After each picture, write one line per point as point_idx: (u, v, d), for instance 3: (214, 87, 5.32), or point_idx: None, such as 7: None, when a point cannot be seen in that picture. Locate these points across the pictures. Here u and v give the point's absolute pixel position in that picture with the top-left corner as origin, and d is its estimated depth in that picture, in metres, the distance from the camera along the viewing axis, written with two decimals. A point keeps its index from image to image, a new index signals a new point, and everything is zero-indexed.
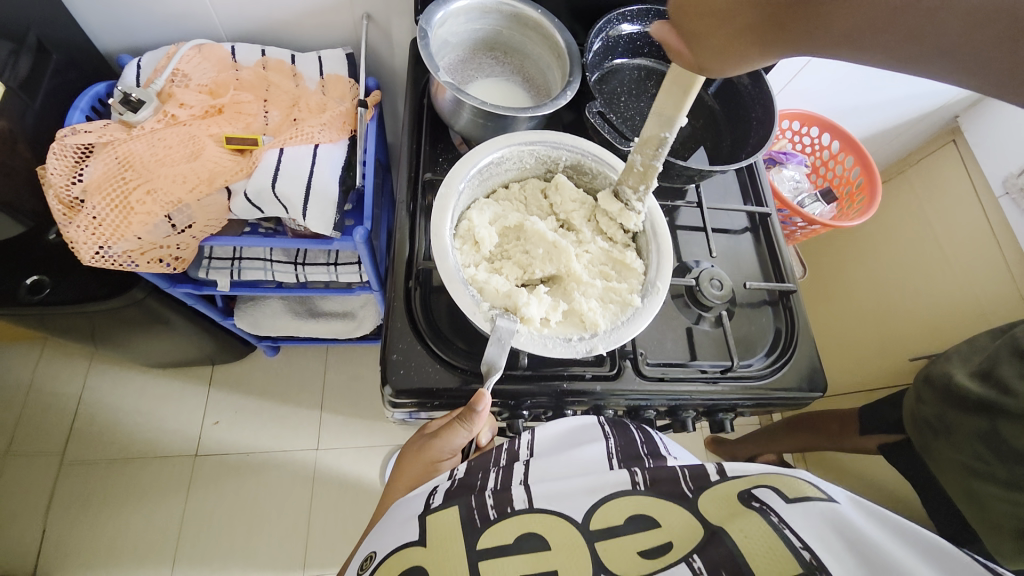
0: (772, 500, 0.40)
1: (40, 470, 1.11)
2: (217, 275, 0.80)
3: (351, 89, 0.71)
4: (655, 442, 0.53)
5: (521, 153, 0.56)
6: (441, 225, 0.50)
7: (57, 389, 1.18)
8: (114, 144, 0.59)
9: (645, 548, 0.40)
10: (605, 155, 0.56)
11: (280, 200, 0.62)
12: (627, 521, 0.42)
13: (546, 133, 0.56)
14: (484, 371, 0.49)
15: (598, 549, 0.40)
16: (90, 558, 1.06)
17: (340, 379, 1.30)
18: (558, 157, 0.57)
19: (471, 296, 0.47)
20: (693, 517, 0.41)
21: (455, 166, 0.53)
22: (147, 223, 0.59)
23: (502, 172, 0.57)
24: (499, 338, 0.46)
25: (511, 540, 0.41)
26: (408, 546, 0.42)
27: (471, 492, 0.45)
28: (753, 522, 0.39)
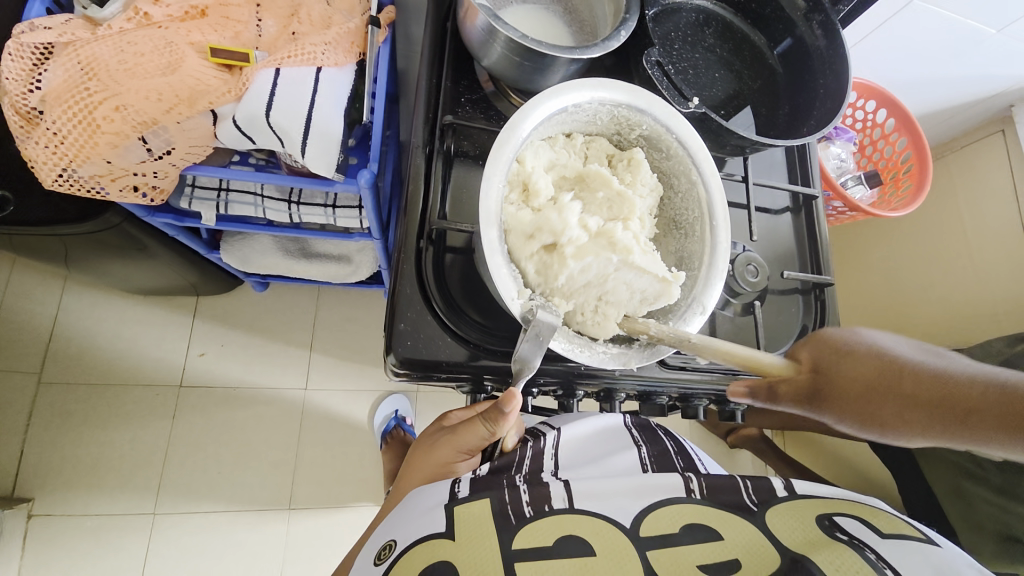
0: (862, 533, 0.38)
1: (18, 388, 1.07)
2: (201, 207, 0.71)
3: (361, 2, 0.61)
4: (688, 454, 0.57)
5: (599, 110, 0.48)
6: (494, 179, 0.42)
7: (31, 307, 1.11)
8: (75, 46, 0.50)
9: (706, 562, 0.37)
10: (689, 136, 0.49)
11: (276, 132, 0.53)
12: (683, 530, 0.39)
13: (637, 94, 0.47)
14: (514, 369, 0.44)
15: (649, 557, 0.37)
16: (73, 478, 1.05)
17: (332, 320, 1.26)
18: (638, 123, 0.49)
19: (512, 282, 0.42)
20: (762, 536, 0.38)
21: (518, 110, 0.44)
22: (116, 146, 0.50)
23: (570, 121, 0.49)
24: (537, 334, 0.40)
25: (551, 543, 0.37)
26: (434, 538, 0.37)
27: (502, 487, 0.41)
28: (845, 556, 0.36)
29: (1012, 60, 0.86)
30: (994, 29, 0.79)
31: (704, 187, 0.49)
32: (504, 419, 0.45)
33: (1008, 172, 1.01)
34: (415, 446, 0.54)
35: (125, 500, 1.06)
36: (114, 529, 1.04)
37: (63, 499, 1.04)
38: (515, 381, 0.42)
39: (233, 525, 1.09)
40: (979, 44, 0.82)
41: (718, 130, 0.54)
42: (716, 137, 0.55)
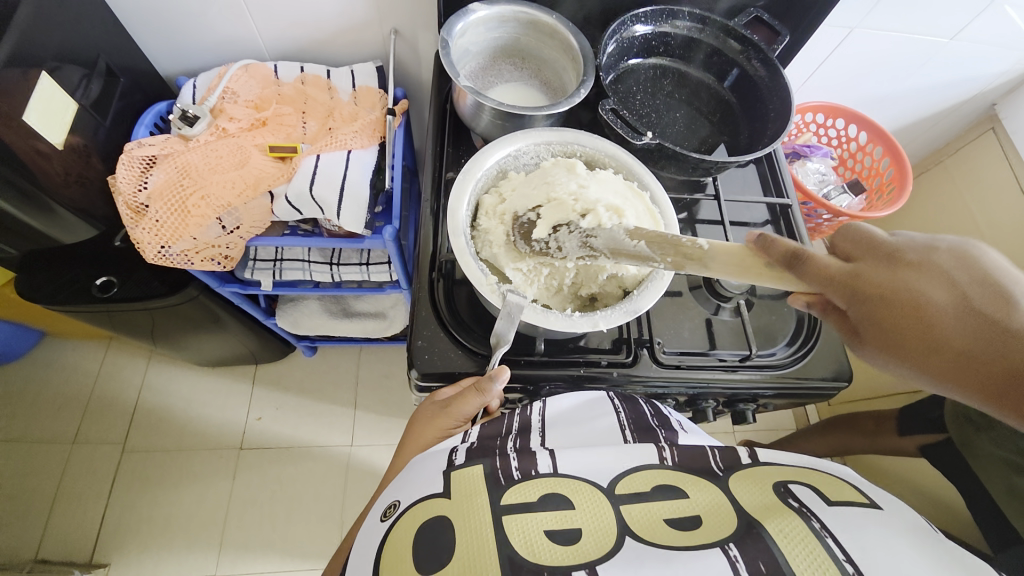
0: (812, 501, 0.39)
1: (103, 458, 1.21)
2: (260, 275, 0.86)
3: (380, 99, 0.76)
4: (666, 417, 0.54)
5: (539, 149, 0.60)
6: (457, 207, 0.54)
7: (120, 385, 1.29)
8: (173, 156, 0.66)
9: (672, 517, 0.39)
10: (620, 151, 0.59)
11: (318, 202, 0.67)
12: (655, 489, 0.42)
13: (563, 132, 0.59)
14: (493, 344, 0.53)
15: (622, 511, 0.40)
16: (146, 540, 1.14)
17: (373, 377, 1.36)
18: (574, 152, 0.60)
19: (480, 269, 0.51)
20: (722, 499, 0.40)
21: (479, 150, 0.57)
22: (201, 225, 0.65)
23: (519, 167, 0.60)
24: (509, 313, 0.49)
25: (535, 499, 0.41)
26: (432, 497, 0.42)
27: (495, 455, 0.45)
28: (792, 523, 0.37)
29: (971, 65, 0.92)
30: (946, 38, 0.84)
31: (645, 178, 0.58)
32: (493, 389, 0.53)
33: (1006, 166, 1.02)
34: (408, 421, 0.59)
35: (190, 561, 1.13)
36: None
37: (135, 561, 1.12)
38: (492, 351, 0.52)
39: None
40: (937, 53, 0.88)
41: (678, 156, 0.63)
42: (679, 163, 0.64)
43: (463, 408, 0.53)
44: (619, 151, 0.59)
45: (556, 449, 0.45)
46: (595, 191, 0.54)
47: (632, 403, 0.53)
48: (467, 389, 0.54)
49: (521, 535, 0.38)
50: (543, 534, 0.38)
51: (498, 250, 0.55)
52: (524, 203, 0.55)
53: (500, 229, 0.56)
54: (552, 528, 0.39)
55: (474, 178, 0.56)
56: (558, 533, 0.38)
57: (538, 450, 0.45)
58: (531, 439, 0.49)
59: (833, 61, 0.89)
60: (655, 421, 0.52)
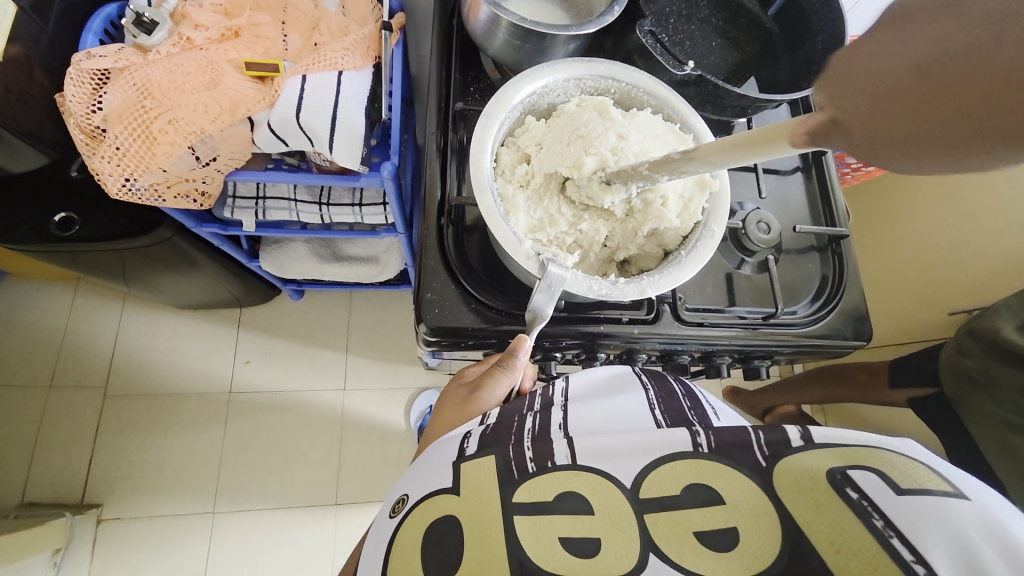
0: (875, 491, 0.33)
1: (85, 402, 1.17)
2: (241, 215, 0.78)
3: (373, 11, 0.66)
4: (699, 397, 0.51)
5: (567, 85, 0.50)
6: (481, 157, 0.45)
7: (95, 328, 1.22)
8: (131, 70, 0.56)
9: (706, 530, 0.35)
10: (658, 86, 0.50)
11: (305, 131, 0.59)
12: (685, 490, 0.37)
13: (594, 63, 0.49)
14: (529, 320, 0.47)
15: (646, 521, 0.35)
16: (138, 484, 1.13)
17: (364, 324, 1.32)
18: (605, 89, 0.51)
19: (513, 233, 0.43)
20: (764, 497, 0.35)
21: (500, 88, 0.47)
22: (170, 154, 0.56)
23: (540, 108, 0.51)
24: (549, 286, 0.43)
25: (552, 498, 0.37)
26: (441, 494, 0.39)
27: (507, 442, 0.41)
28: (849, 525, 0.33)
29: None
30: None
31: (689, 115, 0.49)
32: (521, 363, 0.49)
33: None
34: (434, 405, 0.57)
35: (186, 502, 1.13)
36: (175, 529, 1.11)
37: (128, 504, 1.11)
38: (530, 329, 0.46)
39: (282, 523, 1.14)
40: None
41: (717, 91, 0.56)
42: (717, 100, 0.57)
43: (492, 389, 0.50)
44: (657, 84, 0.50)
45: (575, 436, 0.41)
46: (636, 141, 0.46)
47: (659, 378, 0.50)
48: (494, 366, 0.51)
49: (536, 538, 0.35)
50: (556, 541, 0.35)
51: (523, 214, 0.47)
52: (558, 162, 0.47)
53: (524, 191, 0.48)
54: (570, 535, 0.36)
55: (497, 122, 0.46)
56: (573, 540, 0.35)
57: (555, 437, 0.41)
58: (554, 413, 0.44)
59: None
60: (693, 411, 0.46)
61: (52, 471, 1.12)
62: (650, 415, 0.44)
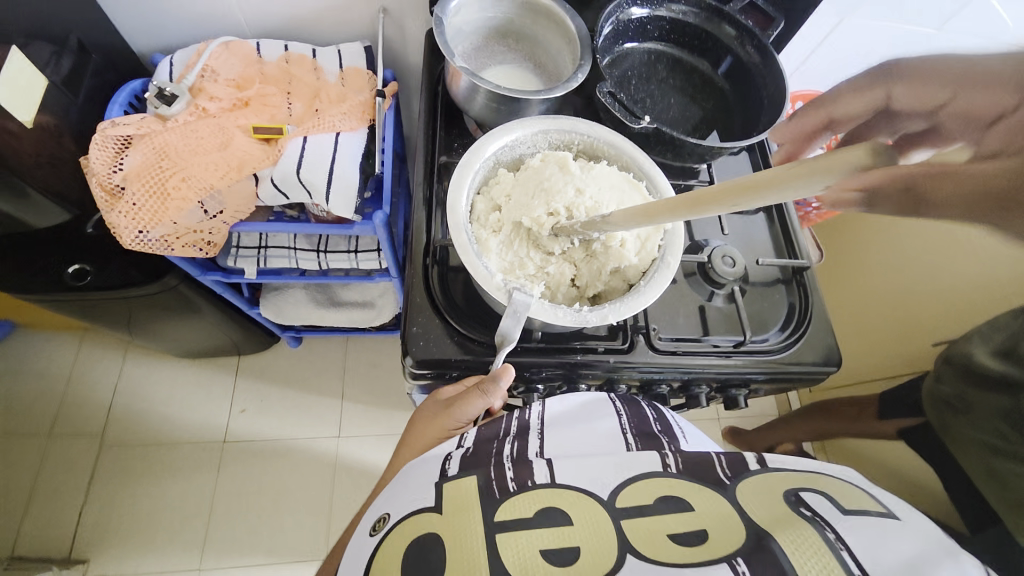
0: (826, 511, 0.36)
1: (80, 453, 1.17)
2: (244, 262, 0.83)
3: (369, 81, 0.74)
4: (670, 421, 0.54)
5: (535, 138, 0.56)
6: (457, 201, 0.50)
7: (96, 377, 1.24)
8: (151, 136, 0.63)
9: (677, 532, 0.36)
10: (616, 136, 0.56)
11: (305, 186, 0.65)
12: (658, 501, 0.39)
13: (559, 119, 0.55)
14: (498, 343, 0.50)
15: (623, 526, 0.37)
16: (126, 537, 1.11)
17: (360, 369, 1.34)
18: (570, 141, 0.57)
19: (484, 267, 0.48)
20: (729, 509, 0.37)
21: (475, 142, 0.53)
22: (182, 209, 0.62)
23: (514, 159, 0.57)
24: (515, 311, 0.47)
25: (532, 515, 0.38)
26: (423, 512, 0.40)
27: (491, 465, 0.43)
28: (804, 533, 0.33)
29: None
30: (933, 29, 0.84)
31: (646, 164, 0.55)
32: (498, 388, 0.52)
33: None
34: (407, 418, 0.59)
35: (174, 556, 1.10)
36: None
37: (115, 558, 1.09)
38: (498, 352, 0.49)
39: None
40: None
41: (673, 141, 0.62)
42: (675, 148, 0.63)
43: (466, 408, 0.52)
44: (615, 135, 0.56)
45: (553, 460, 0.42)
46: (592, 194, 0.52)
47: (634, 406, 0.52)
48: (471, 389, 0.53)
49: (516, 553, 0.36)
50: (537, 553, 0.36)
51: (496, 254, 0.52)
52: (523, 210, 0.52)
53: (498, 234, 0.53)
54: (548, 547, 0.36)
55: (471, 172, 0.52)
56: (555, 553, 0.36)
57: (534, 461, 0.42)
58: (530, 443, 0.46)
59: (827, 47, 0.88)
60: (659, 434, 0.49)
61: (39, 525, 1.10)
62: (622, 438, 0.47)
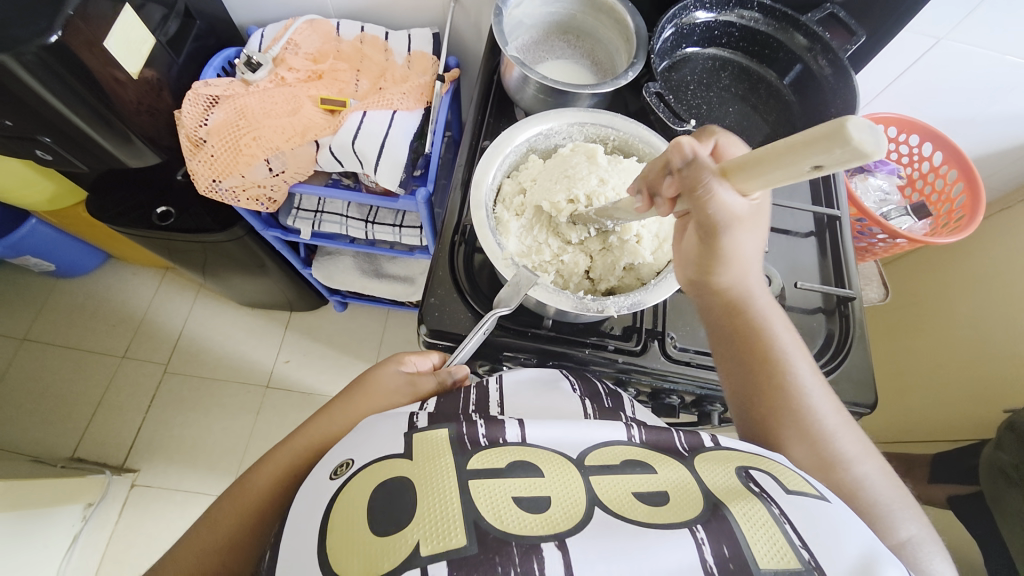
0: (772, 488, 0.36)
1: (147, 375, 1.32)
2: (301, 223, 0.90)
3: (432, 65, 0.78)
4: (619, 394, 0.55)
5: (572, 129, 0.57)
6: (483, 179, 0.52)
7: (170, 312, 1.39)
8: (234, 97, 0.71)
9: (640, 492, 0.35)
10: (655, 136, 0.55)
11: (357, 155, 0.70)
12: (624, 464, 0.37)
13: (598, 112, 0.56)
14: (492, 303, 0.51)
15: (591, 482, 0.35)
16: (172, 457, 1.24)
17: (396, 340, 1.41)
18: (607, 136, 0.57)
19: (498, 244, 0.50)
20: (687, 478, 0.37)
21: (509, 128, 0.55)
22: (250, 164, 0.69)
23: (550, 147, 0.58)
24: (518, 283, 0.49)
25: (504, 465, 0.36)
26: (391, 458, 0.37)
27: (461, 421, 0.41)
28: (754, 507, 0.33)
29: None
30: None
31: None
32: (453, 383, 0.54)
33: None
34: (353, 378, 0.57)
35: (209, 481, 1.22)
36: (194, 505, 1.19)
37: (160, 473, 1.22)
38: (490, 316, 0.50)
39: None
40: None
41: None
42: None
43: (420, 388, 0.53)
44: (654, 132, 0.55)
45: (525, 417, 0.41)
46: (615, 184, 0.53)
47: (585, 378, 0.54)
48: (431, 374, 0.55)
49: (489, 500, 0.33)
50: (509, 500, 0.34)
51: (514, 237, 0.53)
52: (545, 194, 0.53)
53: (517, 219, 0.55)
54: (520, 496, 0.34)
55: (503, 154, 0.54)
56: (525, 500, 0.34)
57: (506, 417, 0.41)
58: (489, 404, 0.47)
59: (910, 75, 0.80)
60: (610, 403, 0.50)
61: (106, 432, 1.25)
62: (579, 403, 0.48)
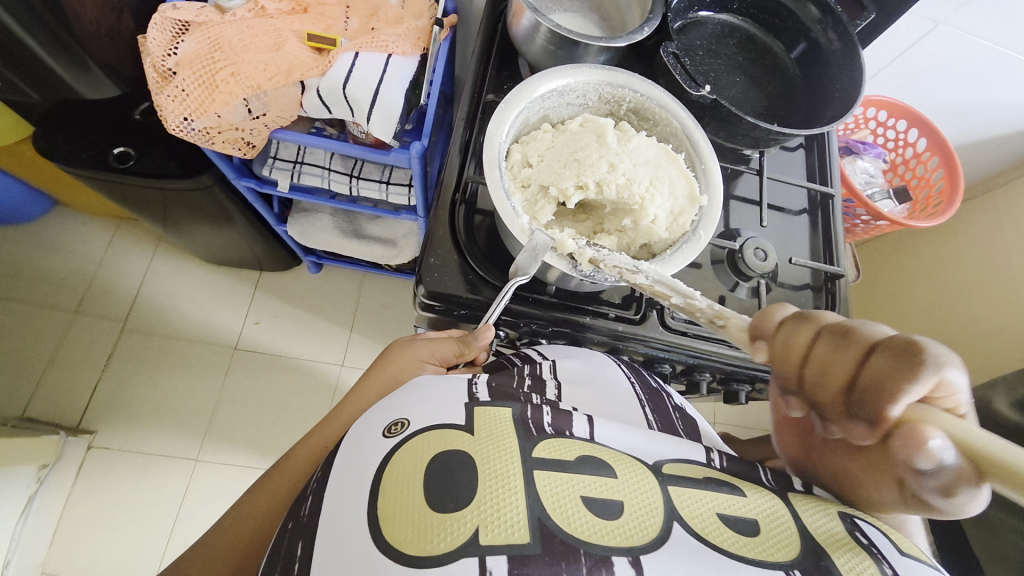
0: (883, 545, 0.38)
1: (101, 333, 1.23)
2: (279, 174, 0.84)
3: (429, 9, 0.72)
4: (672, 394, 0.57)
5: (587, 87, 0.54)
6: (496, 136, 0.49)
7: (125, 266, 1.29)
8: (208, 25, 0.63)
9: (727, 515, 0.39)
10: (670, 100, 0.53)
11: (349, 101, 0.65)
12: (704, 480, 0.42)
13: (614, 71, 0.53)
14: (511, 272, 0.51)
15: (673, 494, 0.39)
16: (133, 419, 1.18)
17: (373, 305, 1.37)
18: (622, 98, 0.55)
19: (512, 207, 0.47)
20: (782, 513, 0.40)
21: (525, 80, 0.51)
22: (227, 103, 0.62)
23: (562, 106, 0.55)
24: (534, 250, 0.47)
25: (572, 459, 0.39)
26: (453, 429, 0.39)
27: (526, 402, 0.43)
28: (863, 562, 0.36)
29: None
30: None
31: (695, 136, 0.53)
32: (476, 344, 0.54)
33: None
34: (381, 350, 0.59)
35: (174, 443, 1.17)
36: (158, 467, 1.15)
37: (120, 435, 1.16)
38: (509, 282, 0.50)
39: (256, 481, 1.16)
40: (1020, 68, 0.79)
41: (732, 117, 0.59)
42: (730, 128, 0.61)
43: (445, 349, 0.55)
44: (669, 97, 0.54)
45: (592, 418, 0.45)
46: (625, 170, 0.51)
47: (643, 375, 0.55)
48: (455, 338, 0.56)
49: (559, 502, 0.35)
50: (577, 499, 0.36)
51: (524, 202, 0.51)
52: (552, 177, 0.51)
53: (525, 194, 0.52)
54: (590, 496, 0.37)
55: (516, 111, 0.51)
56: (597, 503, 0.36)
57: (573, 413, 0.44)
58: (546, 387, 0.50)
59: (908, 58, 0.81)
60: (672, 409, 0.53)
61: (56, 391, 1.17)
62: (644, 412, 0.50)
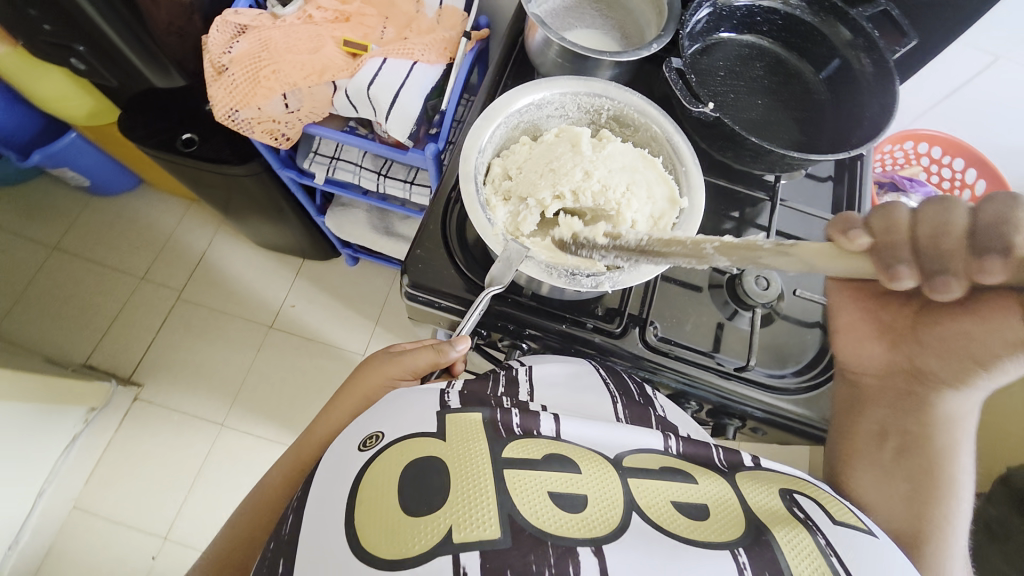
0: (818, 518, 0.40)
1: (161, 299, 1.38)
2: (316, 167, 0.91)
3: (462, 21, 0.76)
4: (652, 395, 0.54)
5: (564, 99, 0.55)
6: (473, 150, 0.51)
7: (189, 242, 1.44)
8: (260, 29, 0.71)
9: (679, 501, 0.39)
10: (650, 107, 0.53)
11: (371, 100, 0.70)
12: (662, 469, 0.41)
13: (591, 80, 0.54)
14: (486, 284, 0.51)
15: (630, 483, 0.39)
16: (175, 379, 1.30)
17: (399, 301, 1.43)
18: (602, 107, 0.55)
19: (487, 219, 0.49)
20: (728, 492, 0.41)
21: (501, 96, 0.53)
22: (267, 97, 0.69)
23: (545, 119, 0.57)
24: (508, 259, 0.48)
25: (538, 457, 0.38)
26: (424, 436, 0.39)
27: (495, 406, 0.43)
28: (800, 536, 0.38)
29: None
30: None
31: (675, 139, 0.52)
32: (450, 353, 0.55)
33: None
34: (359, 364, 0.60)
35: (205, 406, 1.28)
36: (187, 426, 1.25)
37: (162, 392, 1.28)
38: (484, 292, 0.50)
39: (270, 452, 1.24)
40: None
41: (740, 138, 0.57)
42: (737, 147, 0.59)
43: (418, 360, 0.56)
44: (648, 99, 0.54)
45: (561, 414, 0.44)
46: (601, 176, 0.52)
47: (619, 376, 0.53)
48: (428, 346, 0.57)
49: (525, 493, 0.36)
50: (545, 495, 0.36)
51: (503, 212, 0.52)
52: (530, 189, 0.52)
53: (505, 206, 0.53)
54: (557, 491, 0.37)
55: (494, 126, 0.53)
56: (562, 499, 0.36)
57: (541, 411, 0.43)
58: (519, 392, 0.48)
59: (966, 92, 0.74)
60: (640, 398, 0.52)
61: (116, 345, 1.32)
62: (612, 406, 0.49)
